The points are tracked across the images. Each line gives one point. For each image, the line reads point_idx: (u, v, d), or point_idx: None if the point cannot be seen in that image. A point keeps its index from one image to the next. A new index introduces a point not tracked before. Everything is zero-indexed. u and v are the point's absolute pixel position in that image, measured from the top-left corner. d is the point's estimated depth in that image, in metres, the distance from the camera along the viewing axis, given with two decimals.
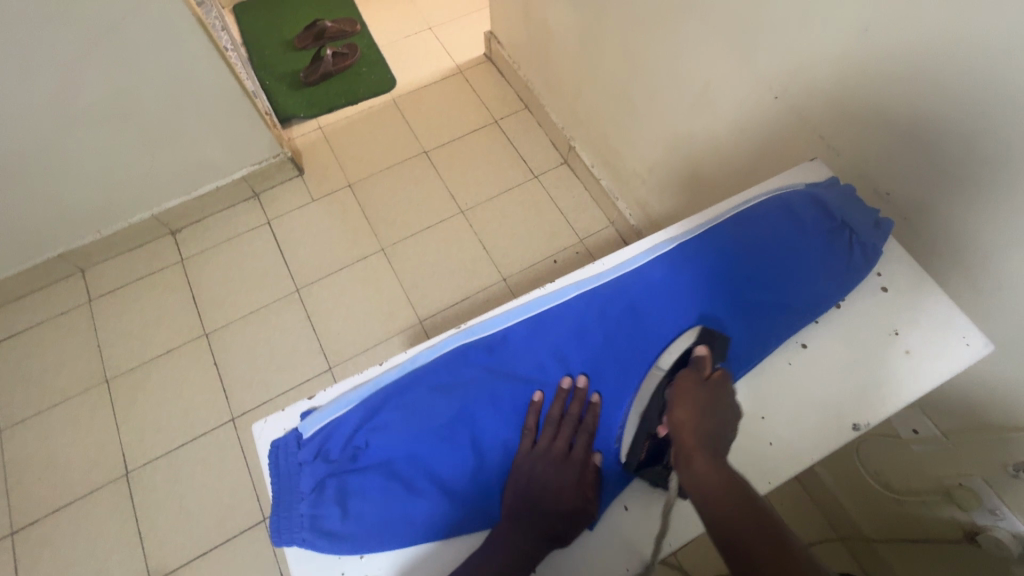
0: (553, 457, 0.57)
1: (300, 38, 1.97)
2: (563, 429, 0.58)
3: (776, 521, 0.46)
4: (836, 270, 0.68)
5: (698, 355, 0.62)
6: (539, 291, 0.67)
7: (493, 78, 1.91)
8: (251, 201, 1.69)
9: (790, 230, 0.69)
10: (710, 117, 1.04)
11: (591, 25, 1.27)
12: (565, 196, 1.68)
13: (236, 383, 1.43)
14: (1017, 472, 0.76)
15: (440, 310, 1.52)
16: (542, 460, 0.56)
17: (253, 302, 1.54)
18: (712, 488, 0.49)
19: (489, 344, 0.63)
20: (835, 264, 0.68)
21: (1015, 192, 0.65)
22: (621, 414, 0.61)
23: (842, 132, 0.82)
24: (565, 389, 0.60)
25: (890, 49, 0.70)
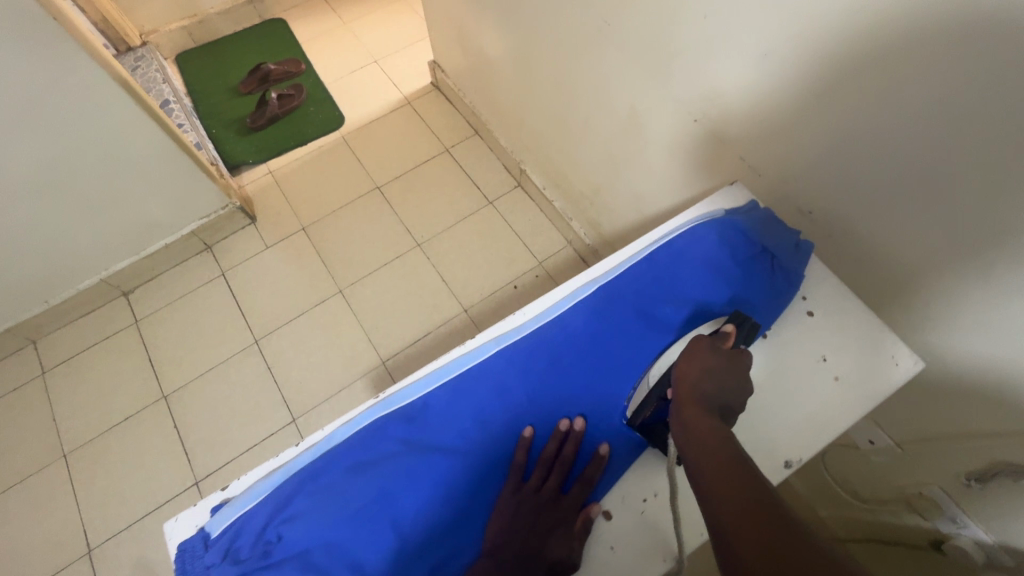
0: (540, 499, 0.56)
1: (244, 83, 1.96)
2: (554, 471, 0.58)
3: (755, 474, 0.44)
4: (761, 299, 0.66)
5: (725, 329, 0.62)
6: (458, 351, 0.65)
7: (441, 106, 1.91)
8: (204, 254, 1.66)
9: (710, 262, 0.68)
10: (640, 140, 1.04)
11: (522, 54, 1.26)
12: (521, 219, 1.66)
13: (198, 446, 1.39)
14: (970, 481, 0.76)
15: (402, 348, 1.50)
16: (528, 502, 0.56)
17: (211, 358, 1.50)
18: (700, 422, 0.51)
19: (408, 414, 0.61)
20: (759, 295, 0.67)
21: (929, 205, 0.64)
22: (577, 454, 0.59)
23: (761, 152, 0.81)
24: (561, 430, 0.60)
25: (792, 71, 0.69)
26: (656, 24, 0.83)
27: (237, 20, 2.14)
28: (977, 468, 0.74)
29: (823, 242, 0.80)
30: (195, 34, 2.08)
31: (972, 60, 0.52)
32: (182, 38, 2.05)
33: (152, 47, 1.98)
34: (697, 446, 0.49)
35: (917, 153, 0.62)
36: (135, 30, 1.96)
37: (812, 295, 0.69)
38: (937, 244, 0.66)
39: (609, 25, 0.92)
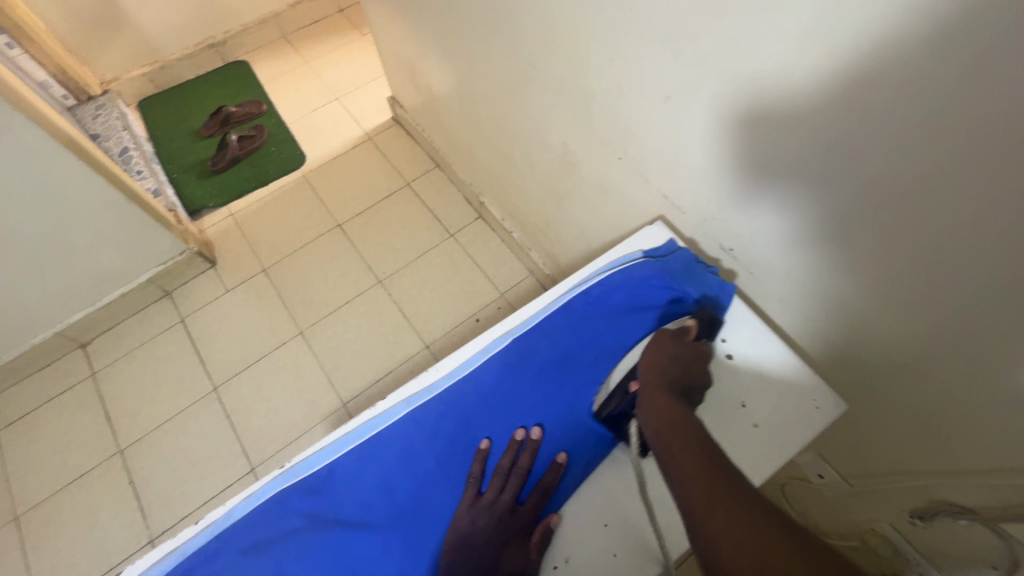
0: (495, 512, 0.58)
1: (206, 126, 1.97)
2: (509, 482, 0.59)
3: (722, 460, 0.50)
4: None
5: (686, 326, 0.65)
6: (369, 413, 0.63)
7: (403, 140, 1.91)
8: (163, 300, 1.64)
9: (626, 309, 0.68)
10: (576, 176, 1.03)
11: (465, 91, 1.27)
12: (483, 251, 1.65)
13: (154, 501, 1.35)
14: (913, 516, 0.73)
15: (363, 389, 1.47)
16: (483, 516, 0.58)
17: (169, 408, 1.48)
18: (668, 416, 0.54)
19: (312, 485, 0.59)
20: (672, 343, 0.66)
21: (833, 248, 0.62)
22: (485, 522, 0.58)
23: (679, 191, 0.79)
24: (518, 441, 0.61)
25: (692, 114, 0.68)
26: (572, 66, 0.83)
27: (200, 64, 2.16)
28: (921, 505, 0.71)
29: (745, 281, 0.79)
30: (157, 80, 2.10)
31: (849, 108, 0.51)
32: (144, 84, 2.07)
33: (113, 94, 1.98)
34: (677, 448, 0.51)
35: (816, 197, 0.60)
36: (96, 79, 1.97)
37: (731, 337, 0.68)
38: (849, 286, 0.64)
39: (534, 66, 0.93)
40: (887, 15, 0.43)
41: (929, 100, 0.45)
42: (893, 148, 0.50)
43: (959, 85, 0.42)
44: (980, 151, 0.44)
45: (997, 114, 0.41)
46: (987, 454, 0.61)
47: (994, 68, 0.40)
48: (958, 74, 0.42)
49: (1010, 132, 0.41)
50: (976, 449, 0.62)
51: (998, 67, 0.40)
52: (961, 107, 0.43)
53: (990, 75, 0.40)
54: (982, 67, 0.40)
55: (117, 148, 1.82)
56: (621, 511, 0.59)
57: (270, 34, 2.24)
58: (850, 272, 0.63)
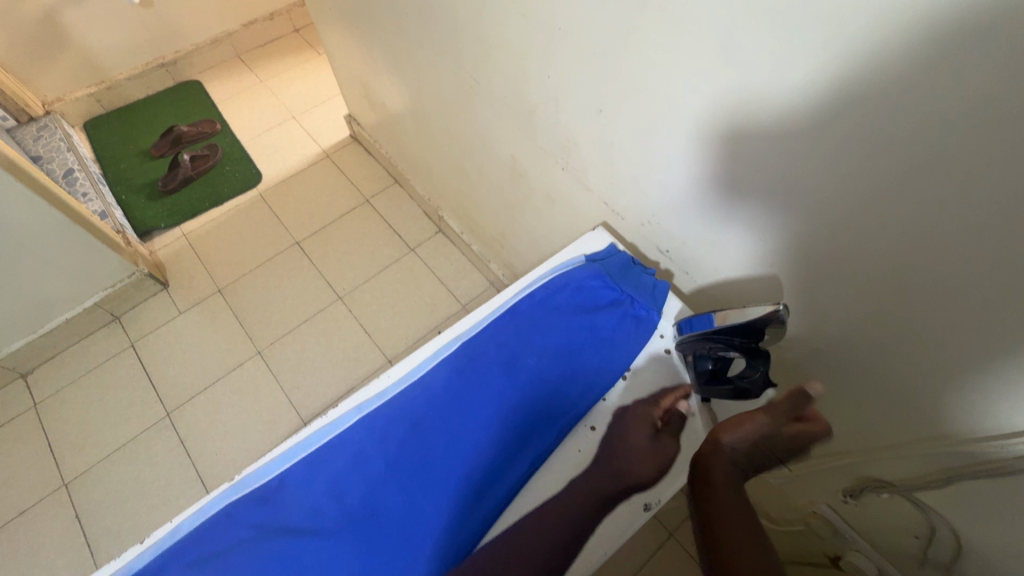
0: (611, 452, 0.64)
1: (157, 147, 1.94)
2: (628, 425, 0.65)
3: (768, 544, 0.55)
4: (613, 342, 0.70)
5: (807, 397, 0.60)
6: (320, 421, 0.64)
7: (361, 157, 1.92)
8: (112, 325, 1.59)
9: (570, 311, 0.72)
10: (525, 187, 1.07)
11: (418, 108, 1.30)
12: (443, 264, 1.67)
13: (102, 535, 1.29)
14: (847, 497, 0.78)
15: (324, 407, 1.45)
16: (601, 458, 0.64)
17: (118, 437, 1.42)
18: (725, 475, 0.60)
19: (262, 494, 0.59)
20: (612, 338, 0.71)
21: (753, 246, 0.67)
22: (435, 519, 0.59)
23: (616, 198, 0.84)
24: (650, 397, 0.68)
25: (624, 124, 0.72)
26: (512, 84, 0.88)
27: (149, 84, 2.13)
28: (851, 484, 0.77)
29: (684, 279, 0.83)
30: (104, 100, 2.05)
31: (749, 116, 0.56)
32: (90, 104, 2.02)
33: (56, 115, 1.92)
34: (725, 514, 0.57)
35: (732, 198, 0.65)
36: (38, 100, 1.91)
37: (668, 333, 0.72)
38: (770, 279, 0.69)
39: (478, 83, 0.97)
40: (767, 35, 0.49)
41: (813, 106, 0.50)
42: (790, 151, 0.55)
43: (833, 92, 0.48)
44: (859, 151, 0.50)
45: (868, 117, 0.47)
46: (898, 432, 0.66)
47: (858, 77, 0.46)
48: (830, 83, 0.48)
49: (879, 131, 0.47)
50: (893, 427, 0.66)
51: (862, 78, 0.45)
52: (837, 111, 0.49)
53: (856, 82, 0.46)
54: (852, 76, 0.46)
55: (60, 170, 1.76)
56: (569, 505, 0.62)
57: (223, 54, 2.23)
58: (770, 265, 0.67)
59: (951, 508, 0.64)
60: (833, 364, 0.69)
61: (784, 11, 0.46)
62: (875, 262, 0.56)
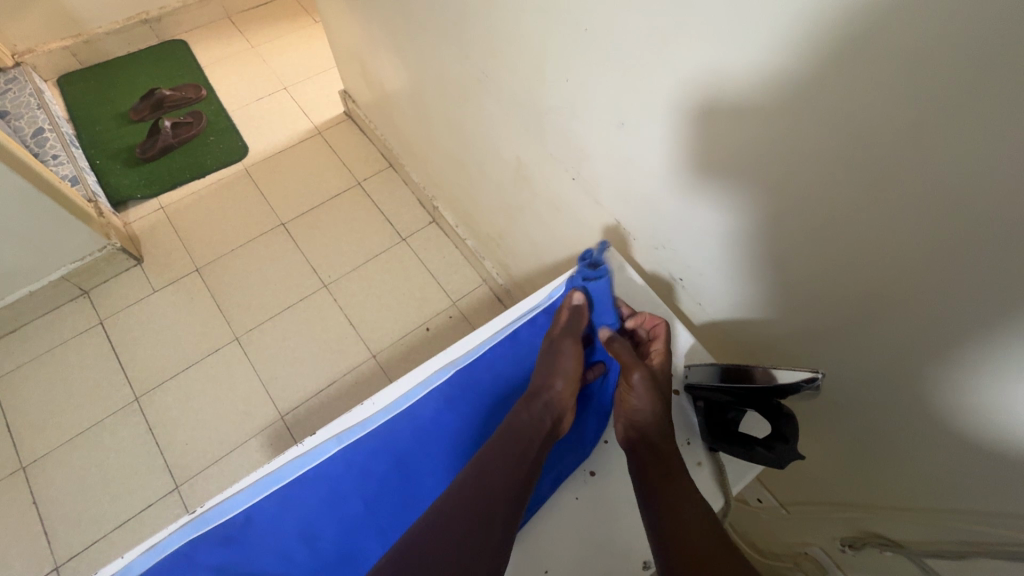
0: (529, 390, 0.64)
1: (136, 110, 1.81)
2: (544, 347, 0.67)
3: None
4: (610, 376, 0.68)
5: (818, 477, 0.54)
6: (293, 451, 0.57)
7: (355, 136, 1.83)
8: (80, 300, 1.50)
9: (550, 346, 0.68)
10: (529, 191, 1.01)
11: (418, 94, 1.22)
12: (435, 257, 1.60)
13: (61, 524, 1.23)
14: (845, 544, 0.74)
15: (303, 401, 1.39)
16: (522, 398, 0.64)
17: (81, 421, 1.34)
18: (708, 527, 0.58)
19: (227, 533, 0.54)
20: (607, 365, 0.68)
21: (780, 283, 0.63)
22: None
23: (629, 217, 0.78)
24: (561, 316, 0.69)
25: (647, 142, 0.66)
26: (524, 83, 0.81)
27: (130, 40, 1.99)
28: (852, 534, 0.74)
29: (695, 311, 0.79)
30: (81, 55, 1.92)
31: (797, 156, 0.50)
32: (65, 58, 1.89)
33: (27, 68, 1.79)
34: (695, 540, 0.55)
35: (767, 235, 0.60)
36: (7, 49, 1.77)
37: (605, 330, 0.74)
38: (799, 319, 0.65)
39: (486, 75, 0.89)
40: (835, 72, 0.43)
41: (877, 155, 0.45)
42: (843, 198, 0.50)
43: (904, 145, 0.42)
44: (923, 212, 0.44)
45: (942, 176, 0.42)
46: None
47: (936, 134, 0.40)
48: (902, 134, 0.42)
49: (954, 194, 0.42)
50: (914, 481, 0.64)
51: (944, 134, 0.40)
52: (908, 166, 0.43)
53: (936, 139, 0.40)
54: (930, 131, 0.40)
55: (29, 128, 1.64)
56: (562, 557, 0.58)
57: (212, 14, 2.09)
58: (800, 307, 0.63)
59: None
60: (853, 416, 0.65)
61: (859, 46, 0.40)
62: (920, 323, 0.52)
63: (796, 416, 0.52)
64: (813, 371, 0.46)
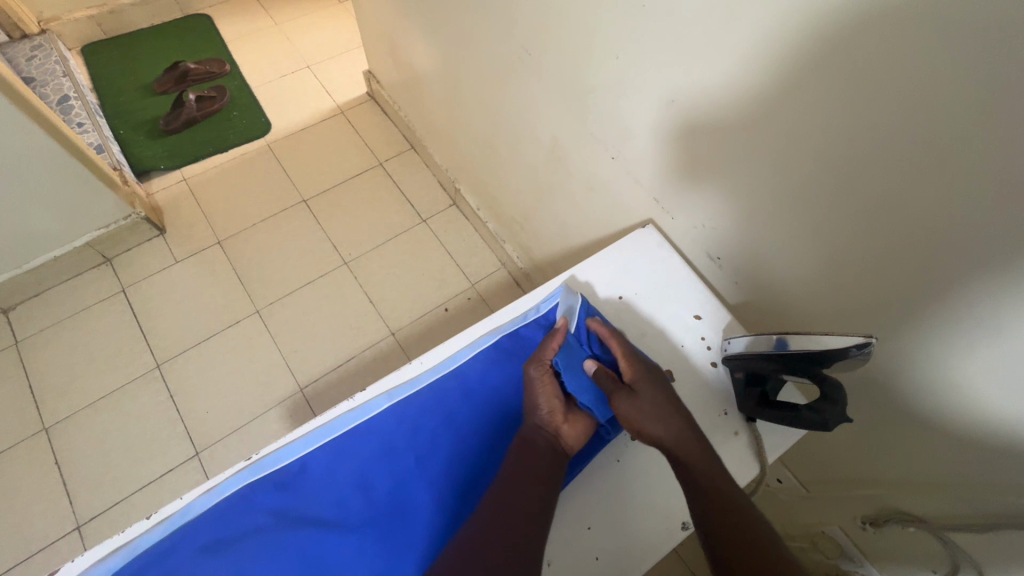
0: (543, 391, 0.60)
1: (159, 82, 1.82)
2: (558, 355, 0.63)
3: None
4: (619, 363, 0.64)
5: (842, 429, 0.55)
6: (346, 404, 0.60)
7: (377, 117, 1.83)
8: (102, 267, 1.51)
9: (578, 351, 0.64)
10: (563, 172, 1.02)
11: (451, 74, 1.23)
12: (455, 239, 1.62)
13: (82, 485, 1.25)
14: (865, 523, 0.78)
15: (322, 374, 1.41)
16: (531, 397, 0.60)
17: (103, 385, 1.36)
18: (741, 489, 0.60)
19: (283, 479, 0.55)
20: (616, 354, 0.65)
21: (821, 262, 0.65)
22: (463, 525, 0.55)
23: (670, 196, 0.80)
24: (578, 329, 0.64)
25: (698, 118, 0.68)
26: (570, 60, 0.82)
27: (154, 12, 1.99)
28: (871, 512, 0.77)
29: (730, 290, 0.80)
30: (105, 25, 1.92)
31: (860, 130, 0.53)
32: (90, 27, 1.89)
33: (52, 35, 1.79)
34: None
35: (816, 212, 0.62)
36: (34, 16, 1.77)
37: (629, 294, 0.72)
38: (838, 300, 0.66)
39: (529, 54, 0.91)
40: (910, 45, 0.45)
41: (943, 129, 0.47)
42: (902, 173, 0.52)
43: (972, 118, 0.44)
44: (983, 187, 0.47)
45: (1010, 149, 0.44)
46: (940, 469, 0.64)
47: (1006, 108, 0.42)
48: (971, 107, 0.44)
49: (1016, 168, 0.44)
50: None
51: (1014, 107, 0.42)
52: (972, 139, 0.45)
53: (1005, 112, 0.42)
54: (1000, 103, 0.42)
55: (55, 96, 1.64)
56: (603, 514, 0.58)
57: None
58: (840, 287, 0.65)
59: (985, 552, 0.63)
60: (886, 395, 0.67)
61: (937, 18, 0.42)
62: (962, 304, 0.54)
63: (842, 383, 0.53)
64: (864, 335, 0.47)
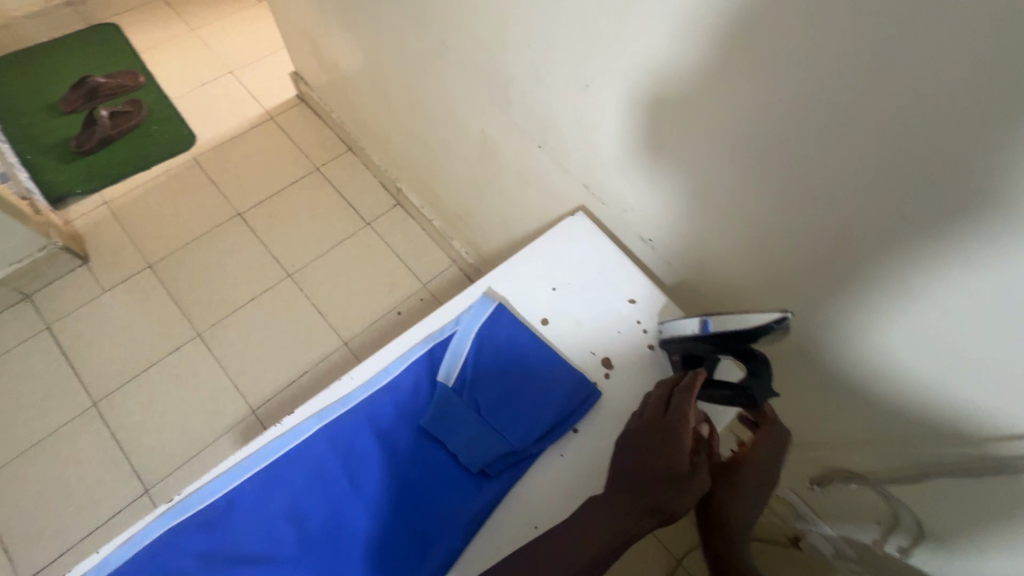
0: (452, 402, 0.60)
1: (68, 100, 1.70)
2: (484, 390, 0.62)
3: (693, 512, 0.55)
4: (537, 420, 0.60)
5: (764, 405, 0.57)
6: (273, 431, 0.58)
7: (309, 120, 1.76)
8: (22, 305, 1.41)
9: (505, 384, 0.63)
10: (495, 164, 1.00)
11: (373, 70, 1.19)
12: (402, 240, 1.58)
13: (22, 539, 1.17)
14: (813, 484, 0.81)
15: (274, 394, 1.35)
16: (441, 407, 0.60)
17: (35, 431, 1.27)
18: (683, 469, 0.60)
19: (208, 519, 0.53)
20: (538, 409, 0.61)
21: (745, 237, 0.65)
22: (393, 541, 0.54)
23: (599, 182, 0.79)
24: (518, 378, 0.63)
25: (612, 102, 0.67)
26: (484, 50, 0.81)
27: (54, 26, 1.86)
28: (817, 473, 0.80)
29: (665, 271, 0.80)
30: None
31: (763, 104, 0.52)
32: None
33: None
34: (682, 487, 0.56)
35: (731, 189, 0.62)
36: None
37: (562, 285, 0.71)
38: (763, 275, 0.67)
39: (446, 47, 0.88)
40: (791, 22, 0.46)
41: (834, 103, 0.47)
42: (804, 145, 0.52)
43: (861, 84, 0.45)
44: (876, 152, 0.47)
45: (893, 119, 0.44)
46: (872, 426, 0.67)
47: (886, 76, 0.43)
48: (853, 77, 0.45)
49: (904, 135, 0.45)
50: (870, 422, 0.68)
51: (894, 74, 0.42)
52: (865, 104, 0.46)
53: (885, 80, 0.43)
54: (886, 68, 0.42)
55: None
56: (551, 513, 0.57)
57: None
58: (766, 261, 0.65)
59: (920, 500, 0.66)
60: (815, 361, 0.68)
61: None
62: (870, 270, 0.55)
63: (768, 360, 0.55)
64: (781, 309, 0.48)
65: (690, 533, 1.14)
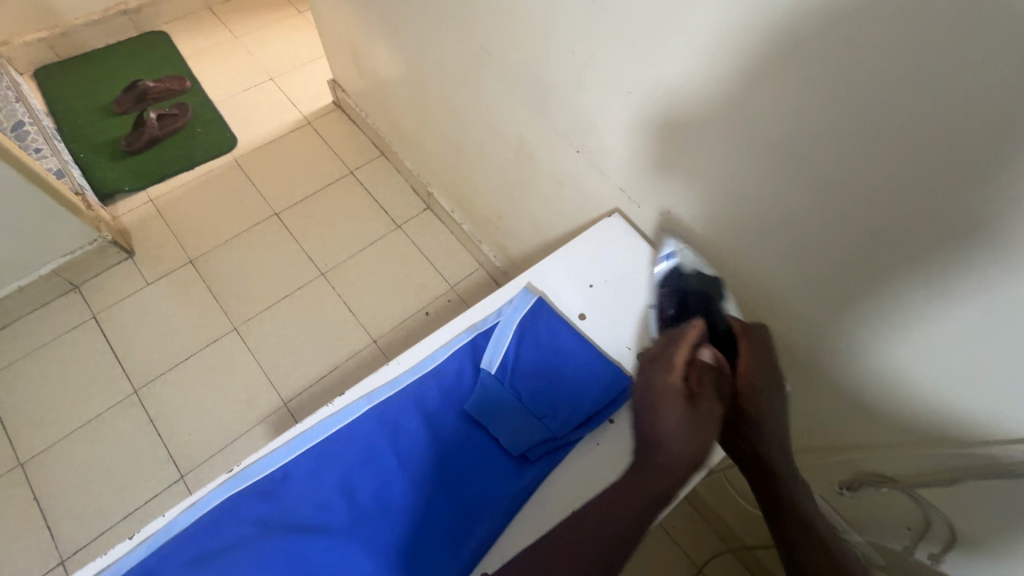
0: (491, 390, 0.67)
1: (119, 102, 1.79)
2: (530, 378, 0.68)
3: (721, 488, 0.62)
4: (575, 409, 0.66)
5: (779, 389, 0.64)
6: (328, 410, 0.66)
7: (345, 126, 1.82)
8: (71, 295, 1.48)
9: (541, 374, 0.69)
10: (530, 168, 1.03)
11: (412, 77, 1.24)
12: (432, 242, 1.62)
13: (65, 518, 1.22)
14: (843, 489, 0.82)
15: (305, 387, 1.39)
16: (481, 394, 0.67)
17: (79, 415, 1.33)
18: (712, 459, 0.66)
19: (266, 488, 0.61)
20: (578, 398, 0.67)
21: (780, 243, 0.67)
22: (435, 516, 0.61)
23: (636, 186, 0.81)
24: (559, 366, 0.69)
25: (653, 109, 0.70)
26: (526, 57, 0.84)
27: (108, 32, 1.96)
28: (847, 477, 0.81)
29: None
30: (58, 47, 1.89)
31: (802, 112, 0.54)
32: (42, 51, 1.86)
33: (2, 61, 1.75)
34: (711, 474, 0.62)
35: (766, 195, 0.64)
36: None
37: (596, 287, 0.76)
38: (797, 279, 0.68)
39: (488, 55, 0.92)
40: (829, 34, 0.48)
41: (870, 111, 0.49)
42: (840, 152, 0.54)
43: (898, 93, 0.46)
44: (910, 160, 0.49)
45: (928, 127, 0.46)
46: (902, 433, 0.68)
47: (922, 85, 0.45)
48: (890, 86, 0.47)
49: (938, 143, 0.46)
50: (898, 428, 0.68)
51: (929, 84, 0.44)
52: (901, 111, 0.47)
53: (920, 89, 0.45)
54: (921, 78, 0.44)
55: (9, 122, 1.62)
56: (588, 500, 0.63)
57: (192, 5, 2.07)
58: (800, 265, 0.66)
59: (953, 505, 0.67)
60: (845, 366, 0.69)
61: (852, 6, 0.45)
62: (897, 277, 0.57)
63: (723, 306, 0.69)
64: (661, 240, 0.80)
65: (713, 540, 1.14)
